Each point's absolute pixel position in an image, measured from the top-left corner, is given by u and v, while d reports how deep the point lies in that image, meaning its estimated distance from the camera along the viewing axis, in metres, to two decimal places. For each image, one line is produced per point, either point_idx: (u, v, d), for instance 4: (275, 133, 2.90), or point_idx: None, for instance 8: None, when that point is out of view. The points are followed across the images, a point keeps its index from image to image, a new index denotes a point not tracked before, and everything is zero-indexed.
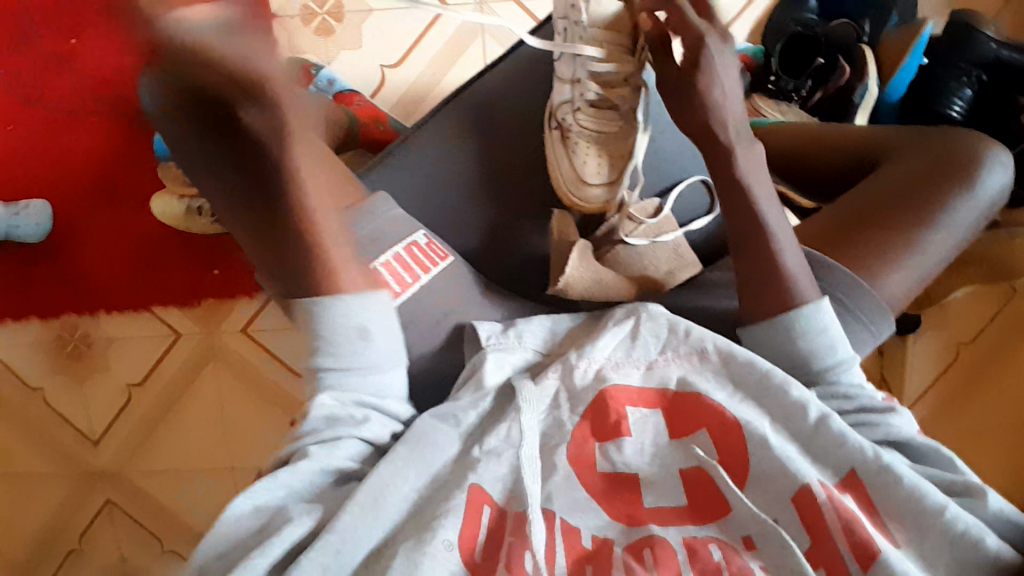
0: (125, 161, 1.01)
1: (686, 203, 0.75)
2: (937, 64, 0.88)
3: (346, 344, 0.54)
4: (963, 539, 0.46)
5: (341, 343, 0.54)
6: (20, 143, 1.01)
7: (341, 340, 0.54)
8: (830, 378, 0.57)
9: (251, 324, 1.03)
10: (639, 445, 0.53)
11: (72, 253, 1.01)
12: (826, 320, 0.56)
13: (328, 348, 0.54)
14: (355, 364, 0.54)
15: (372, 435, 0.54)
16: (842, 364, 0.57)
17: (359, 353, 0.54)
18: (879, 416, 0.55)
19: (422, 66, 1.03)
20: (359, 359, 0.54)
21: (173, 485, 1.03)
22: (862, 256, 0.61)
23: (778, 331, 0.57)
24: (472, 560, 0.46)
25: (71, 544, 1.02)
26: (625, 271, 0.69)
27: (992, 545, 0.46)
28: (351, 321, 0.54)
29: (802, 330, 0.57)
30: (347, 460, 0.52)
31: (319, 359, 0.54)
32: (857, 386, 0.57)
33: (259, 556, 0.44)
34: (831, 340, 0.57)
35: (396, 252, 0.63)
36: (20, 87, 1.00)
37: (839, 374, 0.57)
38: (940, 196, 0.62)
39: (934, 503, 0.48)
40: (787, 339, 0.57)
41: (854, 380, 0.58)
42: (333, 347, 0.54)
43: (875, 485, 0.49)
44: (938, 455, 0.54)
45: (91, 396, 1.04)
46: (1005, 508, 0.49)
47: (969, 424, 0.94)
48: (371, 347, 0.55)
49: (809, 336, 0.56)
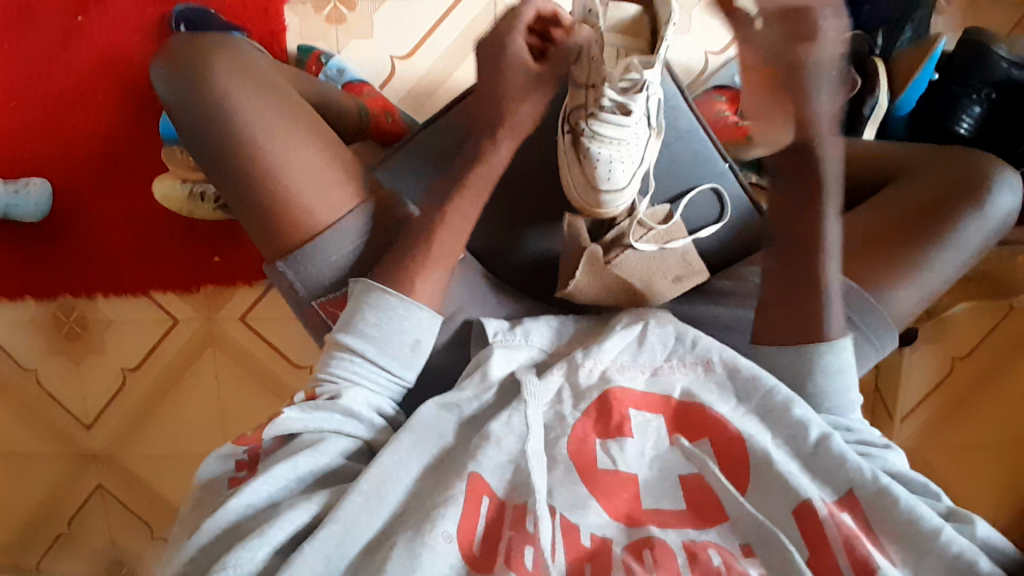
0: (130, 142, 0.99)
1: (697, 211, 0.74)
2: (950, 80, 0.88)
3: (396, 348, 0.56)
4: (958, 562, 0.46)
5: (393, 344, 0.56)
6: (20, 118, 0.99)
7: (395, 340, 0.56)
8: (832, 409, 0.58)
9: (250, 312, 1.02)
10: (641, 448, 0.53)
11: (70, 233, 1.00)
12: (842, 362, 0.57)
13: (380, 342, 0.56)
14: (393, 366, 0.56)
15: (370, 439, 0.55)
16: (843, 403, 0.59)
17: (401, 359, 0.57)
18: (879, 449, 0.57)
19: (436, 57, 1.02)
20: (398, 365, 0.57)
21: (166, 473, 1.04)
22: (874, 270, 0.62)
23: (790, 372, 0.58)
24: (471, 553, 0.46)
25: (62, 525, 1.04)
26: (631, 277, 0.67)
27: (986, 568, 0.46)
28: (413, 332, 0.57)
29: (823, 369, 0.57)
30: (334, 457, 0.52)
31: (363, 345, 0.55)
32: (857, 421, 0.59)
33: (256, 542, 0.44)
34: (847, 381, 0.58)
35: None
36: (24, 60, 0.98)
37: (836, 409, 0.59)
38: (951, 214, 0.63)
39: (930, 525, 0.48)
40: (801, 381, 0.58)
41: (851, 414, 0.59)
42: (386, 343, 0.56)
43: (875, 504, 0.50)
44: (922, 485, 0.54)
45: (86, 379, 1.03)
46: (992, 537, 0.50)
47: (954, 440, 1.00)
48: (414, 361, 0.57)
49: (826, 377, 0.57)
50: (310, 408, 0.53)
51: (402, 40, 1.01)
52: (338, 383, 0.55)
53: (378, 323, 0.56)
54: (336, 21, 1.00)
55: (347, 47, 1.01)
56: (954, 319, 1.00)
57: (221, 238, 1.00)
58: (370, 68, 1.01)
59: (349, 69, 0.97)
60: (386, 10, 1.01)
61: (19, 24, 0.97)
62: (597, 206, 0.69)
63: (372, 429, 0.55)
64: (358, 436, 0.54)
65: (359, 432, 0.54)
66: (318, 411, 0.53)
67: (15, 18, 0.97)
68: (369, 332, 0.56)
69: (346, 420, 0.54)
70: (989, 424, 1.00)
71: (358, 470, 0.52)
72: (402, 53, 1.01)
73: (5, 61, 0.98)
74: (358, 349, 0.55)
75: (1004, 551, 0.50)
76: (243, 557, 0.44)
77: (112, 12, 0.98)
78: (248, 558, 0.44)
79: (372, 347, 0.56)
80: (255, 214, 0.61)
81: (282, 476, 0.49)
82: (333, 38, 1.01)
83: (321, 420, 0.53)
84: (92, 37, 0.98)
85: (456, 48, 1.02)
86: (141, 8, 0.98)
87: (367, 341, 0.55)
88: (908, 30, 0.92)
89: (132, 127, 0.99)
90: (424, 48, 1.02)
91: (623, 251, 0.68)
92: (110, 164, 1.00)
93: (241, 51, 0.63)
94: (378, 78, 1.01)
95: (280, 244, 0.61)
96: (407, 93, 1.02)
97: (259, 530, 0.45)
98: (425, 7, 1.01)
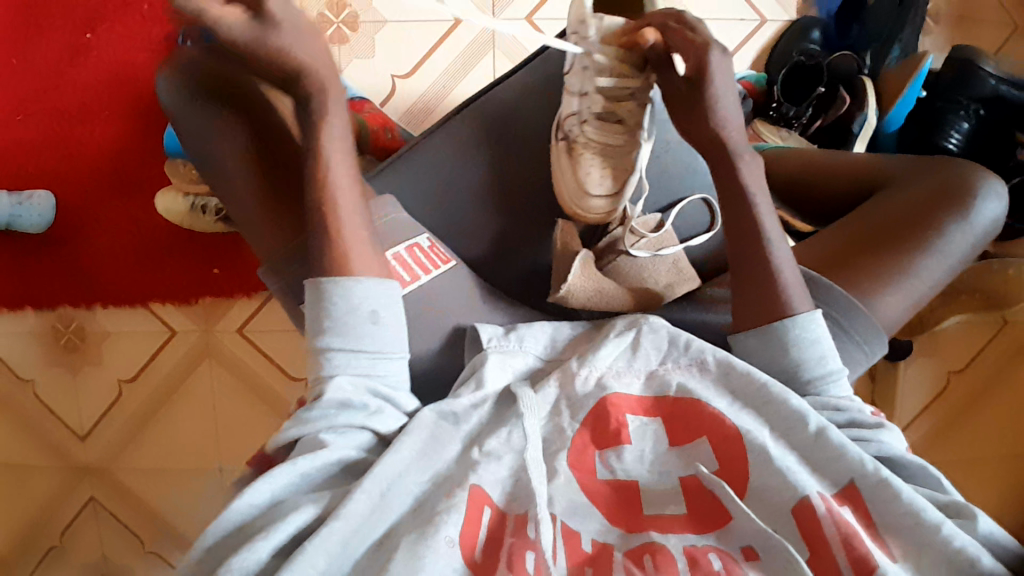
0: (135, 156, 1.02)
1: (688, 221, 0.77)
2: (937, 97, 0.91)
3: (358, 327, 0.55)
4: (959, 557, 0.46)
5: (352, 324, 0.55)
6: (28, 132, 1.01)
7: (354, 322, 0.55)
8: (815, 389, 0.58)
9: (247, 324, 1.03)
10: (639, 452, 0.53)
11: (74, 244, 1.01)
12: (818, 331, 0.58)
13: (340, 328, 0.55)
14: (364, 347, 0.55)
15: (385, 433, 0.55)
16: (830, 375, 0.58)
17: (369, 335, 0.55)
18: (871, 432, 0.55)
19: (435, 76, 1.05)
20: (370, 342, 0.55)
21: (160, 485, 1.03)
22: (861, 277, 0.62)
23: (782, 368, 0.58)
24: (473, 559, 0.45)
25: (53, 539, 1.03)
26: (621, 283, 0.70)
27: (987, 564, 0.45)
28: (367, 303, 0.55)
29: (795, 339, 0.58)
30: (352, 449, 0.52)
31: (327, 341, 0.54)
32: (846, 400, 0.58)
33: (260, 543, 0.44)
34: (822, 352, 0.58)
35: (425, 242, 0.68)
36: (34, 77, 1.00)
37: (826, 386, 0.58)
38: (935, 222, 0.64)
39: (931, 519, 0.47)
40: (791, 373, 0.58)
41: (842, 393, 0.58)
42: (348, 326, 0.55)
43: (875, 497, 0.50)
44: (927, 475, 0.54)
45: (82, 390, 1.03)
46: (995, 532, 0.49)
47: (960, 453, 0.99)
48: (383, 334, 0.56)
49: (809, 366, 0.57)
50: (304, 412, 0.53)
51: (402, 60, 1.04)
52: (325, 380, 0.54)
53: (331, 313, 0.55)
54: (338, 41, 1.02)
55: (347, 65, 1.03)
56: (948, 331, 1.01)
57: (222, 249, 1.02)
58: (369, 86, 1.04)
59: (349, 86, 0.99)
60: (386, 31, 1.04)
61: (30, 42, 1.00)
62: (586, 209, 0.71)
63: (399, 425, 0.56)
64: (379, 432, 0.55)
65: (377, 426, 0.54)
66: (310, 412, 0.53)
67: (26, 34, 1.00)
68: (327, 326, 0.55)
69: (342, 411, 0.53)
70: (994, 436, 1.00)
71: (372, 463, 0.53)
72: (401, 72, 1.04)
73: (15, 75, 1.00)
74: (325, 345, 0.54)
75: (1007, 548, 0.49)
76: (247, 557, 0.43)
77: (121, 32, 1.01)
78: (250, 560, 0.43)
79: (338, 338, 0.54)
80: (256, 220, 0.63)
81: (284, 477, 0.49)
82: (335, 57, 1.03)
83: (317, 421, 0.52)
84: (99, 54, 1.00)
85: (454, 69, 1.05)
86: (149, 28, 1.01)
87: (331, 334, 0.54)
88: (895, 49, 0.94)
89: (138, 142, 1.01)
90: (422, 68, 1.04)
91: (614, 258, 0.71)
92: (115, 176, 1.01)
93: None
94: (378, 95, 1.04)
95: (281, 247, 0.62)
96: (406, 110, 1.04)
97: (263, 533, 0.45)
98: (424, 28, 1.04)
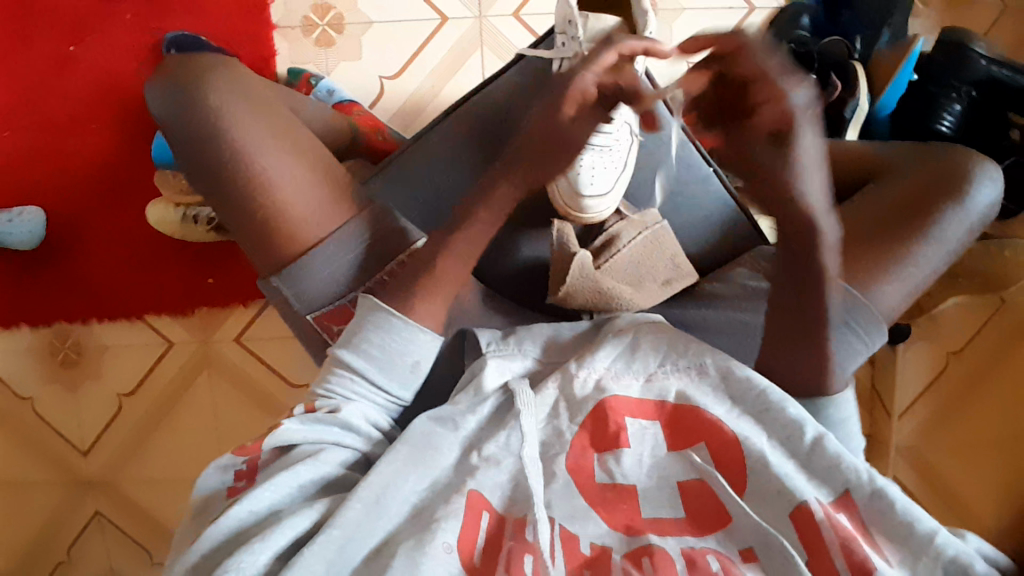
0: (124, 168, 1.01)
1: (685, 219, 0.77)
2: (929, 81, 0.91)
3: (397, 369, 0.57)
4: (953, 564, 0.46)
5: (394, 365, 0.57)
6: (16, 146, 1.00)
7: (396, 363, 0.57)
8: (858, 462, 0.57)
9: (245, 333, 1.03)
10: (638, 456, 0.53)
11: (66, 259, 1.01)
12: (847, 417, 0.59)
13: (380, 363, 0.57)
14: (393, 387, 0.57)
15: (367, 451, 0.55)
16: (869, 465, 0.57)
17: (400, 379, 0.58)
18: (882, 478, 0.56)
19: (424, 76, 1.04)
20: (397, 386, 0.58)
21: (164, 497, 1.03)
22: (861, 266, 0.62)
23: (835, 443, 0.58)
24: (471, 564, 0.46)
25: (58, 555, 1.03)
26: (619, 281, 0.68)
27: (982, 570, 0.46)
28: (414, 354, 0.57)
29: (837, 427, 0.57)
30: (335, 467, 0.52)
31: (365, 368, 0.56)
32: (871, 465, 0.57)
33: (259, 545, 0.44)
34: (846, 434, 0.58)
35: None
36: (19, 90, 0.99)
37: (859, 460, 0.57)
38: (930, 210, 0.64)
39: (924, 529, 0.47)
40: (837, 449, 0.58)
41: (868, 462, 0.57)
42: (388, 365, 0.57)
43: (870, 509, 0.49)
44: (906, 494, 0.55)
45: (82, 405, 1.03)
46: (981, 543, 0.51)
47: None
48: (412, 382, 0.58)
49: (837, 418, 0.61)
50: (312, 420, 0.54)
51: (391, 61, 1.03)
52: (338, 399, 0.56)
53: (381, 344, 0.57)
54: (325, 44, 1.02)
55: (336, 69, 1.03)
56: (945, 314, 1.01)
57: (215, 259, 1.01)
58: (358, 89, 1.03)
59: (339, 90, 0.98)
60: (374, 31, 1.03)
61: (14, 56, 0.99)
62: (579, 209, 0.72)
63: (369, 442, 0.55)
64: (358, 449, 0.55)
65: (358, 445, 0.54)
66: (318, 423, 0.54)
67: (11, 47, 0.99)
68: (369, 351, 0.57)
69: (346, 432, 0.54)
70: None
71: (356, 480, 0.53)
72: (390, 73, 1.03)
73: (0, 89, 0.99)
74: (359, 368, 0.56)
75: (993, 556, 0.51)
76: (246, 561, 0.44)
77: (105, 42, 0.99)
78: (250, 564, 0.44)
79: (375, 369, 0.57)
80: (249, 232, 0.62)
81: (284, 485, 0.49)
82: (322, 60, 1.02)
83: (321, 433, 0.53)
84: (84, 64, 0.99)
85: (444, 67, 1.04)
86: (134, 37, 1.00)
87: (370, 362, 0.56)
88: (886, 34, 0.94)
89: (127, 154, 1.00)
90: (412, 67, 1.03)
91: (613, 255, 0.69)
92: (106, 191, 1.01)
93: (230, 73, 0.65)
94: (367, 97, 1.03)
95: (272, 257, 0.62)
96: (397, 112, 1.03)
97: (261, 535, 0.45)
98: (411, 27, 1.03)
